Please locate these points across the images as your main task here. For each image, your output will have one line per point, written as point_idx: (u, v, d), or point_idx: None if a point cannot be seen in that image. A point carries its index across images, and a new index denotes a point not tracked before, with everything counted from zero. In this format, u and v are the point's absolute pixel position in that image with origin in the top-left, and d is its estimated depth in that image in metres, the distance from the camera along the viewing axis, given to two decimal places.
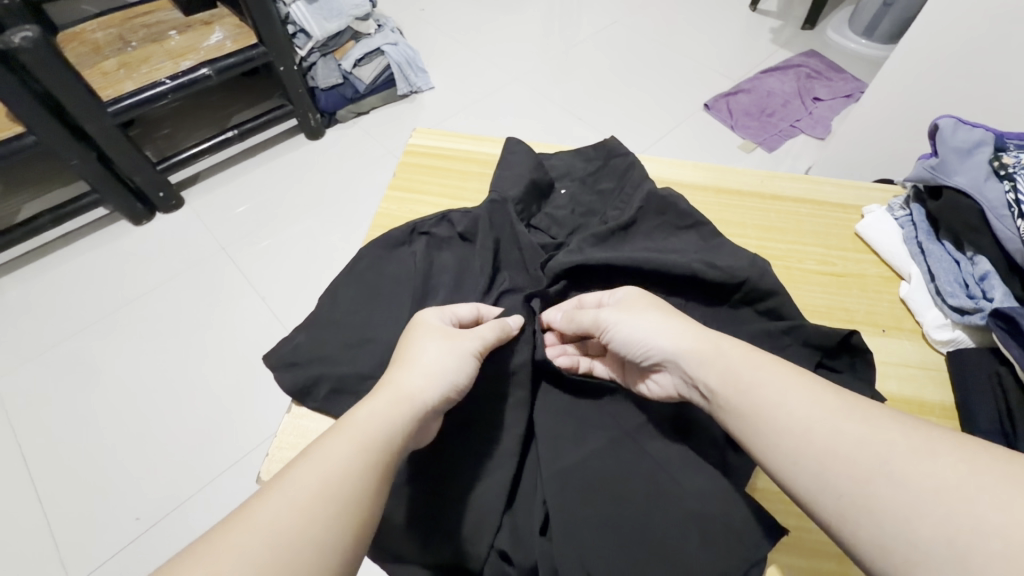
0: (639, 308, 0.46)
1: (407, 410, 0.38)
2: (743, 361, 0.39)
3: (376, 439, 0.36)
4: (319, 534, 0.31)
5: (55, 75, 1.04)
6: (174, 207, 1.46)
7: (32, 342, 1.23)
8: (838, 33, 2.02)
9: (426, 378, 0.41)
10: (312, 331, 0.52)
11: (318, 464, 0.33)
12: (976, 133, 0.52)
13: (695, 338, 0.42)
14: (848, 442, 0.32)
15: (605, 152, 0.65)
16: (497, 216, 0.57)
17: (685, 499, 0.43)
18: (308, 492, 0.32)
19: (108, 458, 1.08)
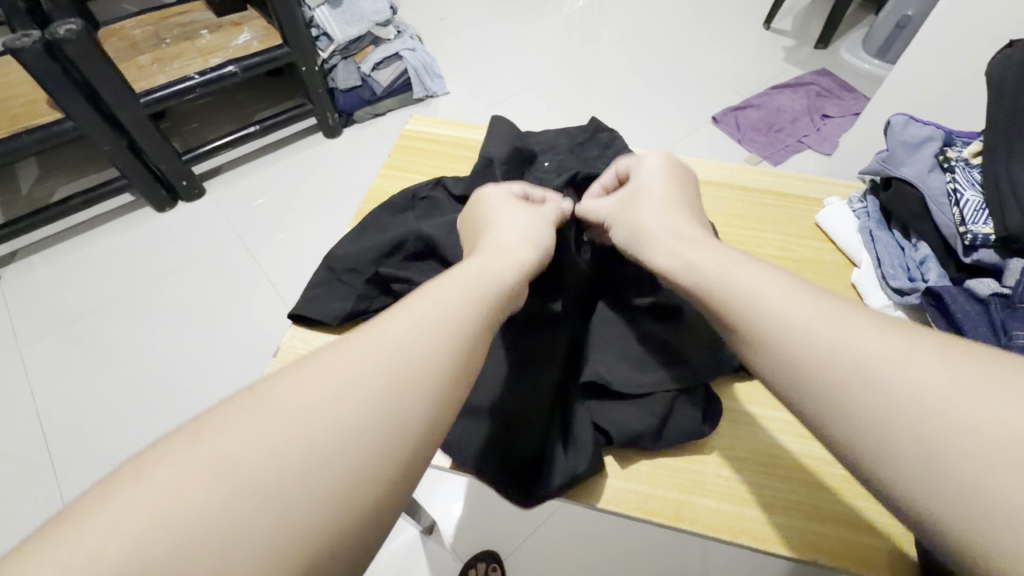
0: (638, 207, 0.48)
1: (512, 269, 0.41)
2: (721, 265, 0.39)
3: (407, 355, 0.31)
4: (423, 380, 0.31)
5: (95, 68, 1.13)
6: (197, 195, 1.54)
7: (57, 314, 1.31)
8: (851, 53, 2.05)
9: (516, 246, 0.45)
10: (328, 282, 0.57)
11: (337, 373, 0.29)
12: (926, 130, 0.55)
13: (699, 250, 0.41)
14: (870, 338, 0.30)
15: (591, 126, 0.71)
16: (485, 177, 0.63)
17: (677, 421, 0.46)
18: (326, 401, 0.28)
19: (119, 426, 1.14)
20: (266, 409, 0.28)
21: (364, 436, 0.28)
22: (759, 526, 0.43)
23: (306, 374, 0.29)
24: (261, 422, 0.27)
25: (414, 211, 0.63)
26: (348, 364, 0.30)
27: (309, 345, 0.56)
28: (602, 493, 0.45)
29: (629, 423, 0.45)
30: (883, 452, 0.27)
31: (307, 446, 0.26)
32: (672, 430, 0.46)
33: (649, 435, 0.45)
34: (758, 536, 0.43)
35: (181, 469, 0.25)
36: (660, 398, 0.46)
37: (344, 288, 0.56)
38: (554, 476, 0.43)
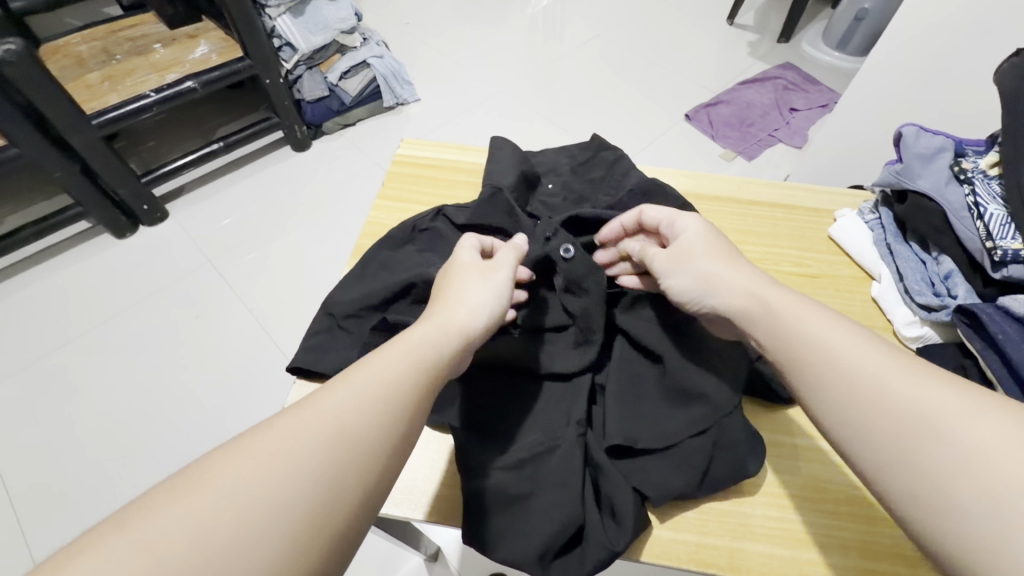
0: (700, 258, 0.44)
1: (454, 338, 0.39)
2: (793, 312, 0.38)
3: (362, 416, 0.32)
4: (350, 448, 0.30)
5: (38, 87, 1.04)
6: (159, 219, 1.45)
7: (10, 358, 1.21)
8: (812, 46, 2.09)
9: (470, 310, 0.41)
10: (327, 334, 0.52)
11: (286, 433, 0.30)
12: (937, 140, 0.55)
13: (745, 297, 0.41)
14: (926, 395, 0.30)
15: (593, 146, 0.68)
16: (491, 205, 0.58)
17: (718, 468, 0.44)
18: (273, 456, 0.29)
19: (91, 476, 1.06)
20: (222, 469, 0.28)
21: (272, 511, 0.27)
22: (816, 568, 0.42)
23: (239, 451, 0.29)
24: (192, 505, 0.26)
25: (416, 244, 0.59)
26: (283, 438, 0.30)
27: None
28: (648, 549, 0.43)
29: (671, 482, 0.43)
30: (949, 518, 0.27)
31: (218, 531, 0.25)
32: (715, 474, 0.44)
33: (693, 489, 0.43)
34: None
35: (107, 553, 0.24)
36: (697, 447, 0.43)
37: (351, 336, 0.51)
38: (592, 549, 0.41)
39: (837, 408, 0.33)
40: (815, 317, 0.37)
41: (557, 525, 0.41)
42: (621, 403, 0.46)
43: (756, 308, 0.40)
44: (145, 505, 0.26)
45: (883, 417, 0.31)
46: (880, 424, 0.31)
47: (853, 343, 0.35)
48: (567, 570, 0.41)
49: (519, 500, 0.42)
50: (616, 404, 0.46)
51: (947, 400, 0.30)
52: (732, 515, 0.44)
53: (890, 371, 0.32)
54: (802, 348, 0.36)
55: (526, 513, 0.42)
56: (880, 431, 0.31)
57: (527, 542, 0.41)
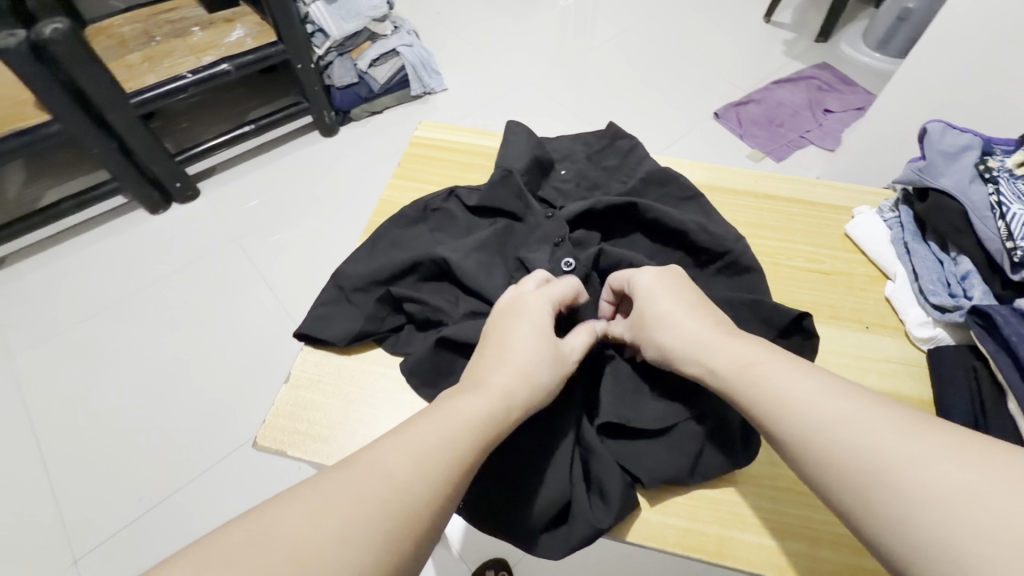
0: (655, 314, 0.44)
1: (513, 400, 0.38)
2: (748, 374, 0.37)
3: (428, 478, 0.32)
4: (410, 514, 0.30)
5: (82, 66, 1.09)
6: (191, 197, 1.50)
7: (46, 324, 1.27)
8: (851, 46, 2.03)
9: (521, 371, 0.40)
10: (333, 304, 0.53)
11: (350, 490, 0.30)
12: (964, 138, 0.53)
13: (695, 361, 0.41)
14: (889, 437, 0.30)
15: (609, 135, 0.68)
16: (502, 188, 0.59)
17: (708, 457, 0.44)
18: (336, 514, 0.29)
19: (116, 438, 1.11)
20: (284, 516, 0.28)
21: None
22: (805, 559, 0.42)
23: (306, 501, 0.29)
24: (256, 555, 0.26)
25: (428, 224, 0.60)
26: (347, 497, 0.30)
27: (322, 370, 0.51)
28: (636, 529, 0.43)
29: (662, 467, 0.43)
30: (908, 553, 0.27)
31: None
32: (705, 462, 0.44)
33: (682, 474, 0.43)
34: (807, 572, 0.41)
35: None
36: (689, 434, 0.44)
37: (357, 310, 0.52)
38: (577, 527, 0.42)
39: (804, 456, 0.33)
40: (783, 367, 0.37)
41: (549, 502, 0.41)
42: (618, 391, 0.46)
43: (716, 375, 0.39)
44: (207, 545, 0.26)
45: (847, 458, 0.31)
46: (841, 465, 0.31)
47: (822, 388, 0.35)
48: (553, 545, 0.42)
49: (510, 477, 0.43)
50: (612, 386, 0.46)
51: (913, 443, 0.30)
52: (722, 503, 0.44)
53: (855, 417, 0.32)
54: (770, 393, 0.36)
55: (516, 490, 0.43)
56: (844, 474, 0.31)
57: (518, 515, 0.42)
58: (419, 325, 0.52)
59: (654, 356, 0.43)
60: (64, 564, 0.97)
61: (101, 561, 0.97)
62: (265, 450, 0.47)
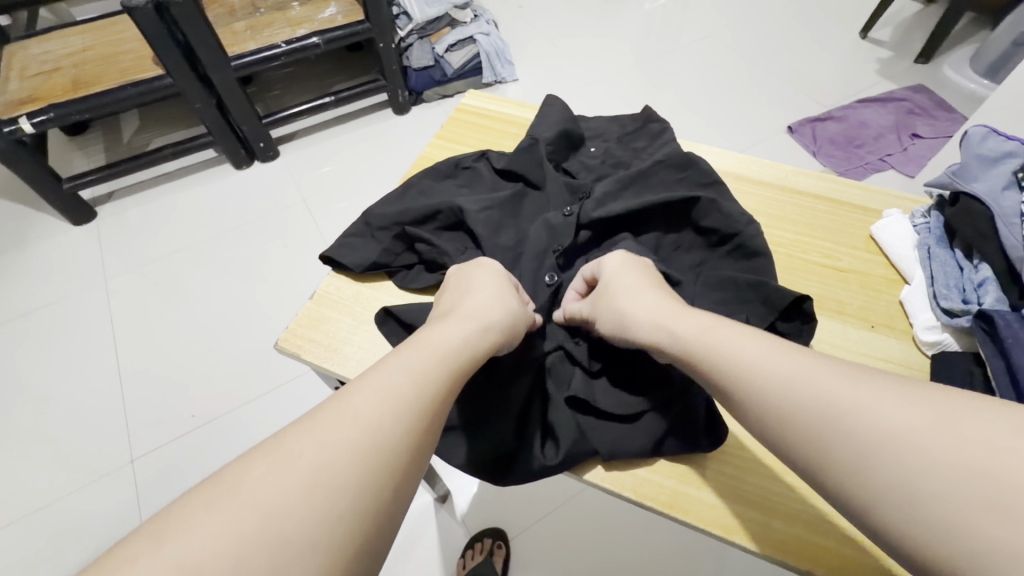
0: (614, 293, 0.48)
1: (482, 336, 0.43)
2: (705, 341, 0.40)
3: (399, 417, 0.34)
4: (386, 457, 0.32)
5: (195, 28, 1.23)
6: (272, 157, 1.64)
7: (137, 254, 1.44)
8: (955, 70, 1.88)
9: (494, 306, 0.46)
10: (358, 234, 0.59)
11: (319, 439, 0.32)
12: (1008, 145, 0.51)
13: (654, 328, 0.44)
14: (875, 405, 0.31)
15: (643, 118, 0.70)
16: (528, 155, 0.63)
17: (669, 445, 0.45)
18: (311, 468, 0.30)
19: (181, 359, 1.25)
20: (257, 475, 0.30)
21: (369, 486, 0.31)
22: (755, 525, 0.43)
23: (275, 460, 0.30)
24: (233, 513, 0.27)
25: (457, 179, 0.65)
26: (319, 446, 0.31)
27: (342, 293, 0.58)
28: (594, 471, 0.46)
29: (622, 444, 0.45)
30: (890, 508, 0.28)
31: (337, 509, 0.29)
32: (667, 449, 0.45)
33: (642, 454, 0.45)
34: (753, 536, 0.42)
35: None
36: (653, 420, 0.45)
37: (376, 244, 0.58)
38: (528, 465, 0.45)
39: (797, 433, 0.33)
40: (732, 345, 0.39)
41: (506, 439, 0.45)
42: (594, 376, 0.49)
43: (672, 341, 0.42)
44: (177, 518, 0.28)
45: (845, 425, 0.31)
46: (823, 428, 0.32)
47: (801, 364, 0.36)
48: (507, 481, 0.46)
49: (477, 424, 0.47)
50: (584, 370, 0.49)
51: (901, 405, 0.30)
52: (680, 469, 0.46)
53: (831, 378, 0.34)
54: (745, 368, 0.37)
55: (481, 434, 0.46)
56: (823, 437, 0.32)
57: (479, 445, 0.46)
58: (429, 266, 0.58)
59: (608, 328, 0.47)
60: (124, 461, 1.11)
61: (153, 464, 1.10)
62: (285, 351, 0.54)
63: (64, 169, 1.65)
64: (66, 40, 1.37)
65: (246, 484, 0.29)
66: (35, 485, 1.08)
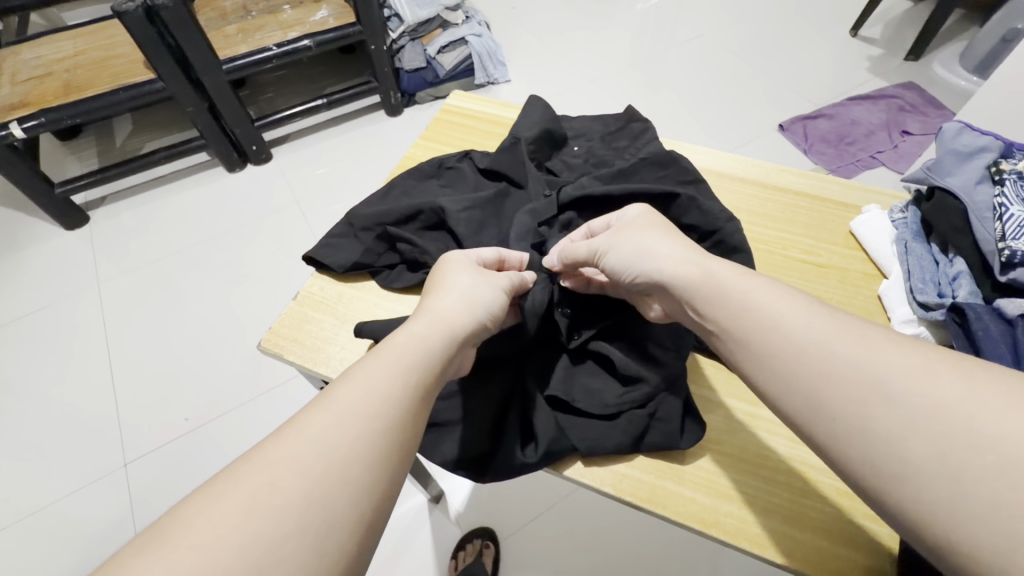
0: (634, 232, 0.46)
1: (442, 335, 0.40)
2: (737, 281, 0.37)
3: (360, 429, 0.32)
4: (349, 472, 0.30)
5: (186, 31, 1.23)
6: (264, 160, 1.64)
7: (130, 258, 1.44)
8: (945, 67, 1.90)
9: (462, 306, 0.43)
10: (342, 234, 0.59)
11: (270, 466, 0.29)
12: (982, 140, 0.51)
13: (683, 263, 0.41)
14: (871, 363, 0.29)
15: (626, 117, 0.70)
16: (510, 154, 0.64)
17: (649, 440, 0.46)
18: (262, 498, 0.27)
19: (174, 362, 1.25)
20: (200, 515, 0.26)
21: (333, 511, 0.28)
22: (732, 520, 0.43)
23: (219, 497, 0.27)
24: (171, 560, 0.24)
25: (441, 179, 0.66)
26: (272, 473, 0.29)
27: (327, 294, 0.58)
28: (574, 466, 0.46)
29: (602, 441, 0.46)
30: (900, 476, 0.26)
31: (298, 543, 0.26)
32: (646, 445, 0.46)
33: (620, 451, 0.46)
34: (732, 531, 0.43)
35: None
36: (632, 417, 0.46)
37: (359, 244, 0.58)
38: (508, 461, 0.45)
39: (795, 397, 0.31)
40: (754, 286, 0.37)
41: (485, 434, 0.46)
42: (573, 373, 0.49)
43: (705, 270, 0.40)
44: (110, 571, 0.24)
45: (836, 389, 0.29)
46: (829, 394, 0.30)
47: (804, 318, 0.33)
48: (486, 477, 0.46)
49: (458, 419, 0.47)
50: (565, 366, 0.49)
51: (898, 361, 0.28)
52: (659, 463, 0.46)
53: (837, 335, 0.31)
54: (754, 317, 0.35)
55: (462, 430, 0.47)
56: (828, 403, 0.30)
57: (461, 439, 0.46)
58: (411, 265, 0.58)
59: (623, 262, 0.44)
60: (117, 464, 1.11)
61: (147, 467, 1.10)
62: (269, 352, 0.54)
63: (57, 173, 1.65)
64: (58, 44, 1.37)
65: (186, 526, 0.26)
66: (29, 490, 1.08)
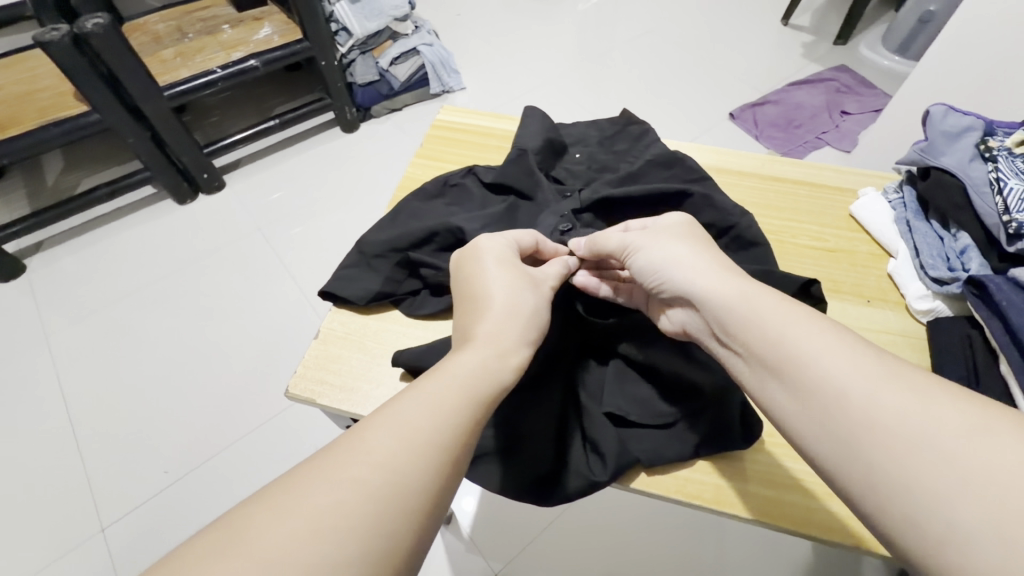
0: (668, 241, 0.45)
1: (507, 366, 0.38)
2: (776, 313, 0.36)
3: (424, 459, 0.30)
4: (410, 501, 0.29)
5: (120, 58, 1.14)
6: (217, 188, 1.55)
7: (79, 304, 1.33)
8: (871, 49, 2.02)
9: (518, 322, 0.41)
10: (356, 265, 0.56)
11: (334, 481, 0.28)
12: (966, 120, 0.55)
13: (719, 279, 0.40)
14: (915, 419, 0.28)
15: (622, 120, 0.71)
16: (517, 167, 0.62)
17: (704, 447, 0.47)
18: (324, 514, 0.26)
19: (145, 413, 1.16)
20: (267, 520, 0.26)
21: (380, 533, 0.27)
22: (799, 509, 0.45)
23: (287, 506, 0.27)
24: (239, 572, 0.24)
25: (446, 198, 0.64)
26: (335, 490, 0.27)
27: (347, 328, 0.55)
28: (639, 478, 0.47)
29: (663, 452, 0.46)
30: (945, 543, 0.25)
31: (345, 562, 0.25)
32: (706, 450, 0.47)
33: (682, 458, 0.46)
34: (800, 520, 0.45)
35: None
36: (689, 425, 0.47)
37: (376, 274, 0.56)
38: (573, 482, 0.45)
39: (827, 436, 0.31)
40: (792, 320, 0.35)
41: (548, 458, 0.46)
42: (620, 386, 0.49)
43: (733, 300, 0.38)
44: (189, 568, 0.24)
45: (872, 445, 0.29)
46: (865, 442, 0.29)
47: (846, 358, 0.32)
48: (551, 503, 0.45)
49: (522, 446, 0.46)
50: (613, 381, 0.49)
51: (943, 424, 0.27)
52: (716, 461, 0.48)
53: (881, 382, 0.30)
54: (787, 354, 0.34)
55: (526, 456, 0.46)
56: (868, 451, 0.29)
57: (518, 468, 0.46)
58: (434, 290, 0.56)
59: (651, 270, 0.44)
60: (93, 531, 1.01)
61: (127, 531, 1.02)
62: (298, 398, 0.51)
63: None
64: None
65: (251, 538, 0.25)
66: None
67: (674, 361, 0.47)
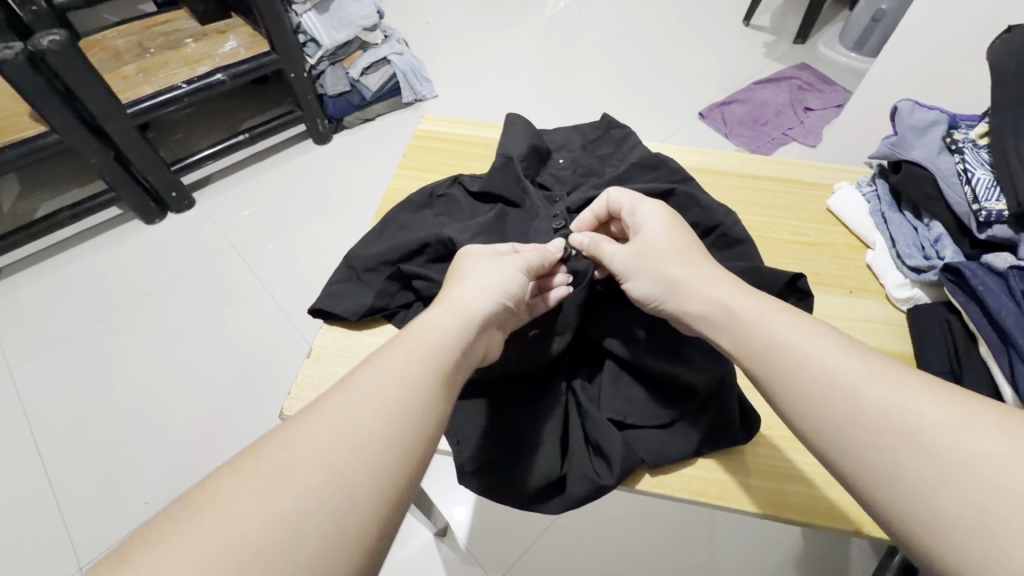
0: (662, 255, 0.45)
1: (468, 325, 0.38)
2: (762, 317, 0.37)
3: (385, 416, 0.30)
4: (375, 457, 0.28)
5: (78, 76, 1.10)
6: (187, 206, 1.51)
7: (44, 333, 1.28)
8: (829, 47, 2.10)
9: (482, 291, 0.42)
10: (347, 279, 0.56)
11: (293, 443, 0.28)
12: (932, 114, 0.57)
13: (716, 296, 0.41)
14: (897, 408, 0.29)
15: (603, 125, 0.71)
16: (503, 174, 0.63)
17: (704, 445, 0.47)
18: (282, 473, 0.26)
19: (121, 443, 1.11)
20: (227, 485, 0.26)
21: (342, 489, 0.26)
22: (801, 499, 0.46)
23: (247, 470, 0.26)
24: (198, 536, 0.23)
25: (433, 209, 0.64)
26: (293, 452, 0.27)
27: (340, 345, 0.54)
28: (643, 479, 0.47)
29: (666, 451, 0.47)
30: (933, 530, 0.25)
31: (307, 516, 0.25)
32: (707, 446, 0.48)
33: (685, 456, 0.47)
34: (802, 509, 0.46)
35: None
36: (689, 422, 0.47)
37: (368, 288, 0.55)
38: (578, 486, 0.45)
39: (820, 428, 0.31)
40: (779, 322, 0.36)
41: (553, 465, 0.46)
42: (617, 389, 0.49)
43: (725, 312, 0.39)
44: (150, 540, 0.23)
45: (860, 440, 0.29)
46: (854, 435, 0.30)
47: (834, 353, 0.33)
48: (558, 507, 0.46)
49: (524, 455, 0.46)
50: (610, 384, 0.49)
51: (924, 411, 0.28)
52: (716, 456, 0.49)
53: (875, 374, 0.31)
54: (774, 355, 0.35)
55: (530, 463, 0.46)
56: (857, 443, 0.29)
57: (524, 478, 0.46)
58: (427, 301, 0.55)
59: (649, 292, 0.45)
60: (70, 570, 0.97)
61: None
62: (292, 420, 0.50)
63: None
64: None
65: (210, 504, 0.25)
66: None
67: (664, 364, 0.47)
